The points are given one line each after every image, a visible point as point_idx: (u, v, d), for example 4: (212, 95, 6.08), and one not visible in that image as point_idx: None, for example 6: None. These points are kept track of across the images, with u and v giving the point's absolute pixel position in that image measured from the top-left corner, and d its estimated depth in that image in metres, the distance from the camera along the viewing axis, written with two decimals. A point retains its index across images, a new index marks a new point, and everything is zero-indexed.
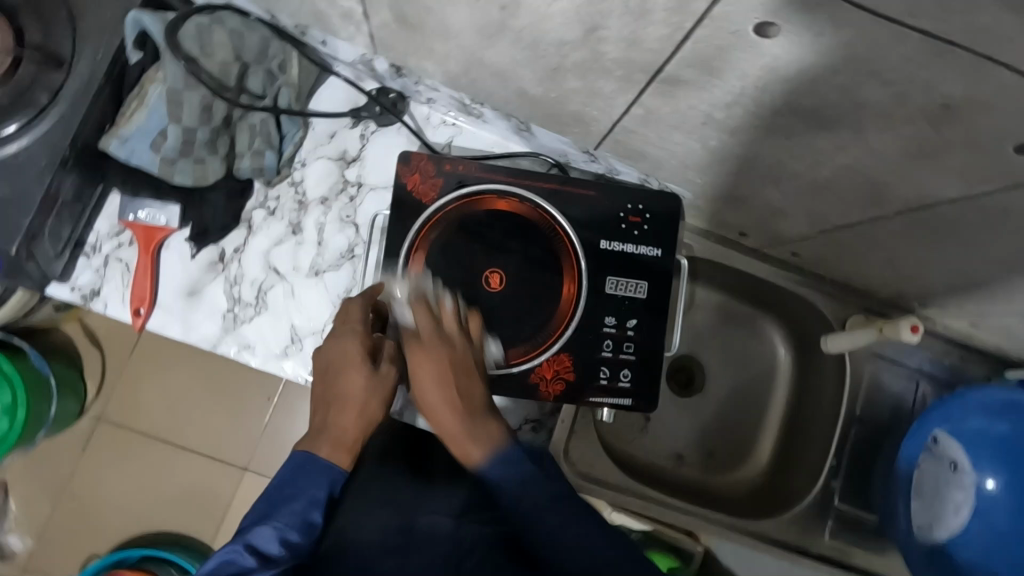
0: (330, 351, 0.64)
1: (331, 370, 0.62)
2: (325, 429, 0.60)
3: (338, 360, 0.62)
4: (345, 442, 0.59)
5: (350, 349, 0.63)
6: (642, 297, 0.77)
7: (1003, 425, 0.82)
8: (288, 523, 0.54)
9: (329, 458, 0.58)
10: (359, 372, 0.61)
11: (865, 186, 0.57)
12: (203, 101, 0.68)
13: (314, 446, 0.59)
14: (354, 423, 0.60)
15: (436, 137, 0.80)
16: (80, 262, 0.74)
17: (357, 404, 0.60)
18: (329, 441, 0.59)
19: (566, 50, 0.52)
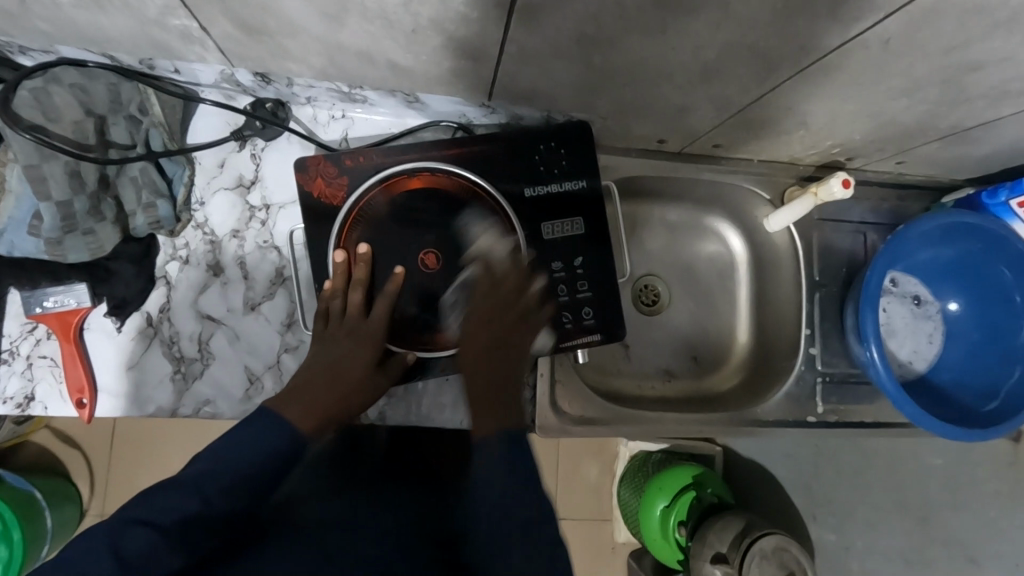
0: (339, 349, 0.68)
1: (329, 349, 0.68)
2: (304, 394, 0.64)
3: (350, 351, 0.68)
4: (314, 413, 0.63)
5: (364, 352, 0.68)
6: (581, 232, 0.76)
7: (951, 249, 0.84)
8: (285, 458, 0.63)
9: (296, 420, 0.61)
10: (364, 360, 0.68)
11: (754, 58, 0.56)
12: (69, 167, 0.62)
13: (283, 405, 0.62)
14: (333, 399, 0.65)
15: (330, 135, 0.77)
16: (2, 370, 0.70)
17: (347, 386, 0.66)
18: (303, 405, 0.63)
19: (415, 8, 0.49)
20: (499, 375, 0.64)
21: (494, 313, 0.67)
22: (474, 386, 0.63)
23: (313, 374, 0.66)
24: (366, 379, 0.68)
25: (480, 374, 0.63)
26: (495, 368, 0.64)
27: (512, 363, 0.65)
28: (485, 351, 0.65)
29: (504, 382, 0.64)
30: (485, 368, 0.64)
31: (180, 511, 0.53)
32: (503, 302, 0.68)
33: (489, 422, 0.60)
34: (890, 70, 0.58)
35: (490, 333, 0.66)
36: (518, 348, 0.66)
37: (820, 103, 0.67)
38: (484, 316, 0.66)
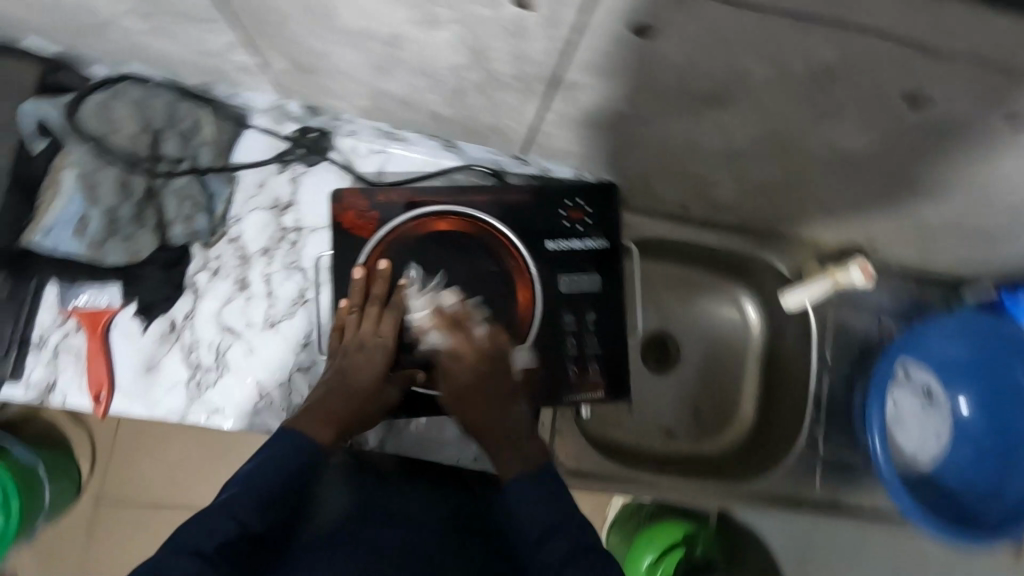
0: (350, 359, 0.69)
1: (345, 361, 0.69)
2: (320, 408, 0.66)
3: (360, 361, 0.69)
4: (332, 420, 0.65)
5: (376, 357, 0.69)
6: (597, 290, 0.77)
7: (965, 350, 0.84)
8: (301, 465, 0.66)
9: (313, 434, 0.64)
10: (377, 371, 0.69)
11: (783, 147, 0.57)
12: (120, 177, 0.68)
13: (301, 421, 0.64)
14: (350, 410, 0.66)
15: (366, 167, 0.78)
16: (29, 357, 0.73)
17: (362, 397, 0.67)
18: (319, 419, 0.65)
19: (461, 72, 0.52)
20: (502, 420, 0.66)
21: (471, 374, 0.68)
22: (486, 440, 0.66)
23: (327, 383, 0.68)
24: (382, 390, 0.69)
25: (488, 427, 0.66)
26: (500, 420, 0.66)
27: (507, 401, 0.68)
28: (483, 412, 0.67)
29: (512, 424, 0.66)
30: (489, 431, 0.66)
31: (221, 537, 0.56)
32: (474, 360, 0.69)
33: (513, 467, 0.63)
34: (916, 174, 0.58)
35: (473, 392, 0.67)
36: (501, 389, 0.68)
37: (846, 192, 0.68)
38: (461, 384, 0.68)
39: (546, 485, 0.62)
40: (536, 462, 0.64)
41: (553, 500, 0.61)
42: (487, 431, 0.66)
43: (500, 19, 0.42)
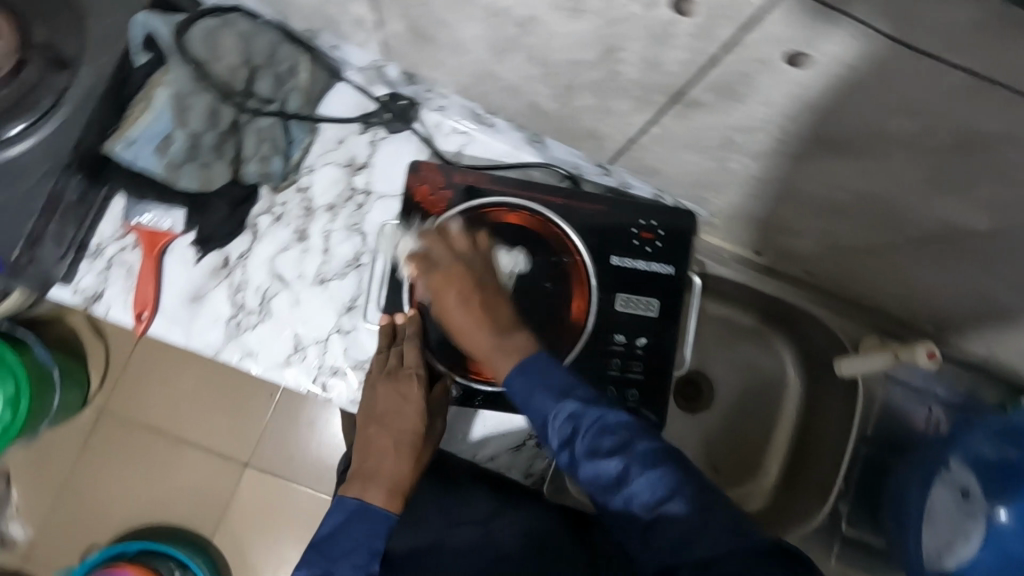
0: (385, 405, 0.66)
1: (383, 411, 0.66)
2: (378, 474, 0.63)
3: (395, 409, 0.65)
4: (395, 489, 0.63)
5: (408, 400, 0.66)
6: (653, 315, 0.75)
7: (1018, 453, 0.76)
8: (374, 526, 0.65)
9: (383, 504, 0.62)
10: (416, 417, 0.65)
11: (889, 214, 0.55)
12: (211, 105, 0.67)
13: (365, 493, 0.62)
14: (406, 467, 0.64)
15: (447, 145, 0.78)
16: (83, 264, 0.73)
17: (411, 445, 0.65)
18: (382, 487, 0.62)
19: (581, 69, 0.51)
20: (483, 318, 0.61)
21: (448, 276, 0.63)
22: (473, 345, 0.61)
23: (373, 438, 0.65)
24: (427, 434, 0.66)
25: (470, 330, 0.61)
26: (483, 318, 0.61)
27: (494, 305, 0.62)
28: (464, 312, 0.61)
29: (491, 321, 0.61)
30: (471, 324, 0.61)
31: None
32: (455, 262, 0.64)
33: (506, 366, 0.58)
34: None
35: (456, 297, 0.62)
36: (489, 296, 0.62)
37: (935, 272, 0.65)
38: (443, 285, 0.63)
39: (551, 398, 0.55)
40: (527, 359, 0.57)
41: (567, 417, 0.53)
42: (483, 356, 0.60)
43: (650, 21, 0.40)
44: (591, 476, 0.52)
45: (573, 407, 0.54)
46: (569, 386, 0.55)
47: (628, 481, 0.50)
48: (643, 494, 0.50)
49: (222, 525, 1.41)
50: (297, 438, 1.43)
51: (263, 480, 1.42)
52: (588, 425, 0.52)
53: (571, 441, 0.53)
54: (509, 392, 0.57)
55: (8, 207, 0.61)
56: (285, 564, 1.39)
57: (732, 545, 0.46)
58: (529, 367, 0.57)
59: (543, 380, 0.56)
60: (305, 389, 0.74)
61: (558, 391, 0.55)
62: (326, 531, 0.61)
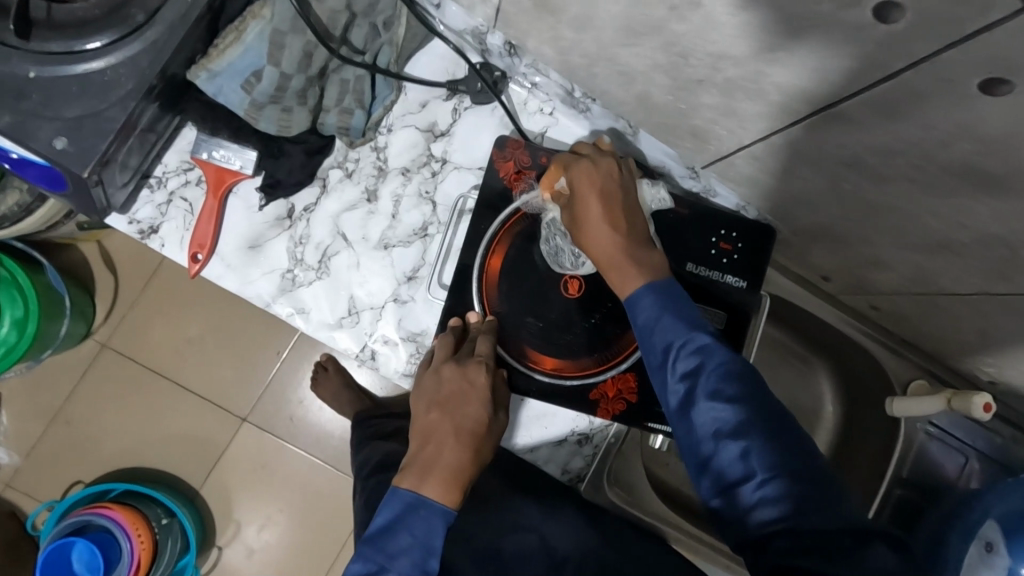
0: (449, 387, 0.65)
1: (447, 396, 0.64)
2: (436, 465, 0.60)
3: (459, 394, 0.64)
4: (454, 482, 0.59)
5: (474, 387, 0.65)
6: (720, 329, 0.72)
7: None
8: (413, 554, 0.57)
9: (441, 498, 0.59)
10: (481, 405, 0.64)
11: (1002, 259, 0.53)
12: (305, 48, 0.62)
13: (423, 484, 0.59)
14: (467, 456, 0.61)
15: (531, 124, 0.75)
16: (143, 193, 0.70)
17: (472, 437, 0.62)
18: (442, 479, 0.59)
19: (723, 65, 0.48)
20: (625, 228, 0.61)
21: (596, 183, 0.63)
22: (601, 248, 0.61)
23: (434, 423, 0.63)
24: (489, 427, 0.64)
25: (607, 233, 0.60)
26: (623, 227, 0.61)
27: (631, 216, 0.62)
28: (601, 211, 0.61)
29: (631, 232, 0.61)
30: (606, 227, 0.61)
31: None
32: (602, 170, 0.64)
33: (636, 279, 0.58)
34: None
35: (601, 200, 0.62)
36: (629, 208, 0.63)
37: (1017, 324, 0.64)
38: (586, 185, 0.63)
39: (681, 327, 0.54)
40: (658, 279, 0.58)
41: (696, 349, 0.53)
42: (606, 248, 0.60)
43: (834, 22, 0.38)
44: (705, 418, 0.50)
45: (706, 341, 0.53)
46: (701, 323, 0.55)
47: (746, 435, 0.49)
48: (760, 456, 0.48)
49: (214, 477, 1.38)
50: (301, 399, 1.39)
51: (263, 437, 1.39)
52: (717, 366, 0.52)
53: (694, 375, 0.52)
54: (634, 305, 0.57)
55: (83, 122, 0.57)
56: (272, 523, 1.38)
57: (844, 527, 0.44)
58: (663, 285, 0.57)
59: (676, 307, 0.56)
60: (356, 355, 0.72)
61: (689, 323, 0.54)
62: (382, 524, 0.58)
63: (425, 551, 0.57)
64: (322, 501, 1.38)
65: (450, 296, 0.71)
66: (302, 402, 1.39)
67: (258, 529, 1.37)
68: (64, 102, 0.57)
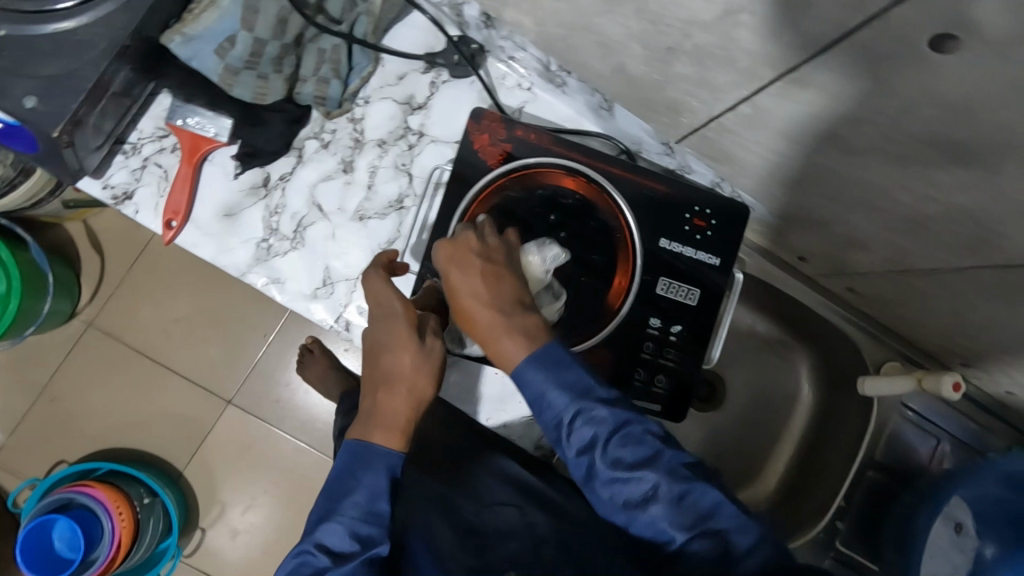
0: (376, 335, 0.62)
1: (379, 347, 0.61)
2: (374, 415, 0.60)
3: (385, 340, 0.61)
4: (393, 429, 0.59)
5: (399, 330, 0.61)
6: (692, 305, 0.73)
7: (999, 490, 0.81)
8: (355, 519, 0.59)
9: (383, 444, 0.59)
10: (410, 357, 0.60)
11: (970, 235, 0.53)
12: (280, 14, 0.63)
13: (367, 433, 0.60)
14: (403, 408, 0.59)
15: (508, 99, 0.75)
16: (117, 159, 0.70)
17: (400, 380, 0.59)
18: (384, 429, 0.59)
19: (692, 31, 0.49)
20: (496, 304, 0.59)
21: (463, 270, 0.61)
22: (476, 328, 0.59)
23: (368, 370, 0.62)
24: (419, 361, 0.60)
25: (479, 315, 0.59)
26: (493, 301, 0.59)
27: (498, 280, 0.60)
28: (473, 290, 0.59)
29: (503, 304, 0.59)
30: (478, 314, 0.59)
31: (328, 543, 0.58)
32: (473, 245, 0.62)
33: (517, 355, 0.58)
34: None
35: (470, 285, 0.60)
36: (497, 272, 0.61)
37: (987, 305, 0.64)
38: (457, 270, 0.60)
39: (568, 401, 0.58)
40: (537, 349, 0.58)
41: (587, 422, 0.57)
42: (483, 329, 0.59)
43: None
44: (610, 488, 0.57)
45: (594, 410, 0.57)
46: (588, 389, 0.58)
47: (655, 496, 0.55)
48: (672, 512, 0.55)
49: (197, 457, 1.38)
50: (285, 381, 1.39)
51: (247, 419, 1.39)
52: (610, 435, 0.57)
53: (590, 449, 0.57)
54: (521, 387, 0.59)
55: (53, 82, 0.57)
56: (257, 504, 1.38)
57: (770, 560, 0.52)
58: (541, 359, 0.58)
59: (559, 378, 0.58)
60: (329, 325, 0.72)
61: (575, 394, 0.58)
62: (335, 475, 0.61)
63: (370, 494, 0.59)
64: (305, 484, 1.38)
65: (423, 267, 0.71)
66: (287, 384, 1.39)
67: (242, 510, 1.37)
68: (36, 62, 0.57)
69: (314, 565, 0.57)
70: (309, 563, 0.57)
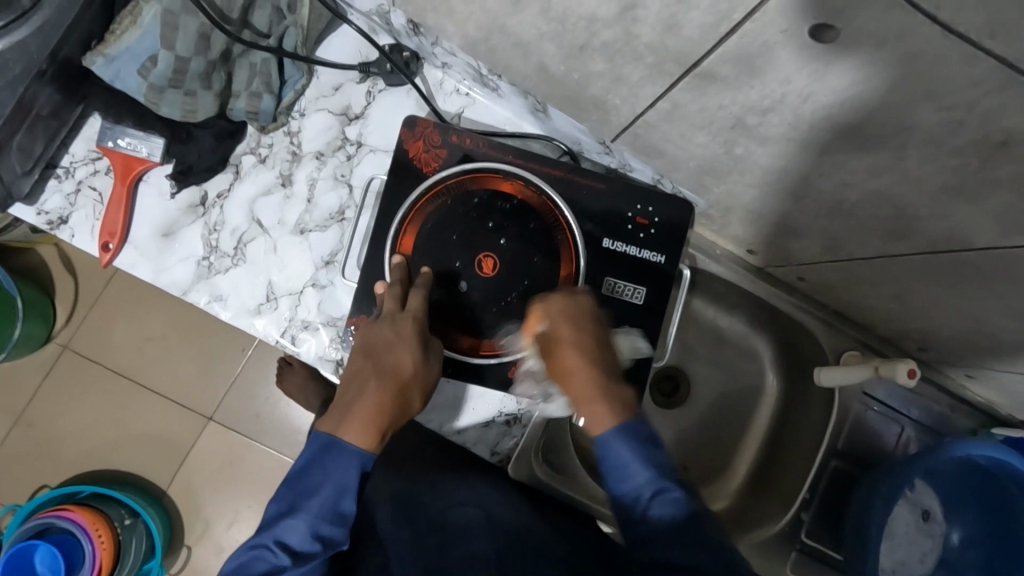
0: (378, 335, 0.63)
1: (378, 346, 0.62)
2: (352, 410, 0.58)
3: (387, 341, 0.62)
4: (370, 426, 0.58)
5: (403, 336, 0.63)
6: (639, 303, 0.72)
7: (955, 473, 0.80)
8: (320, 516, 0.57)
9: (356, 440, 0.57)
10: (410, 354, 0.62)
11: (892, 219, 0.53)
12: (201, 30, 0.61)
13: (339, 428, 0.58)
14: (388, 402, 0.59)
15: (446, 105, 0.75)
16: (50, 183, 0.70)
17: (392, 379, 0.60)
18: (359, 424, 0.58)
19: (596, 28, 0.48)
20: (601, 366, 0.58)
21: (578, 324, 0.60)
22: (572, 381, 0.57)
23: (358, 367, 0.62)
24: (411, 372, 0.61)
25: (578, 368, 0.57)
26: (596, 362, 0.58)
27: (602, 346, 0.60)
28: (579, 346, 0.59)
29: (606, 370, 0.58)
30: (579, 369, 0.57)
31: (288, 539, 0.56)
32: (584, 305, 0.62)
33: (607, 420, 0.55)
34: None
35: (583, 341, 0.59)
36: (602, 336, 0.60)
37: (926, 289, 0.63)
38: (568, 323, 0.60)
39: (651, 476, 0.53)
40: (627, 421, 0.55)
41: (665, 503, 0.53)
42: (579, 386, 0.57)
43: None
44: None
45: (674, 492, 0.53)
46: (670, 468, 0.55)
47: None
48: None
49: (178, 476, 1.37)
50: (262, 394, 1.39)
51: (225, 435, 1.38)
52: (688, 524, 0.51)
53: (665, 536, 0.51)
54: (602, 449, 0.55)
55: None
56: (242, 518, 1.36)
57: None
58: (633, 428, 0.55)
59: (645, 451, 0.54)
60: (272, 340, 0.71)
61: (659, 471, 0.54)
62: (301, 465, 0.59)
63: (338, 492, 0.57)
64: None
65: (363, 277, 0.70)
66: (265, 398, 1.39)
67: (227, 527, 1.36)
68: None
69: (273, 562, 0.55)
70: (267, 559, 0.55)
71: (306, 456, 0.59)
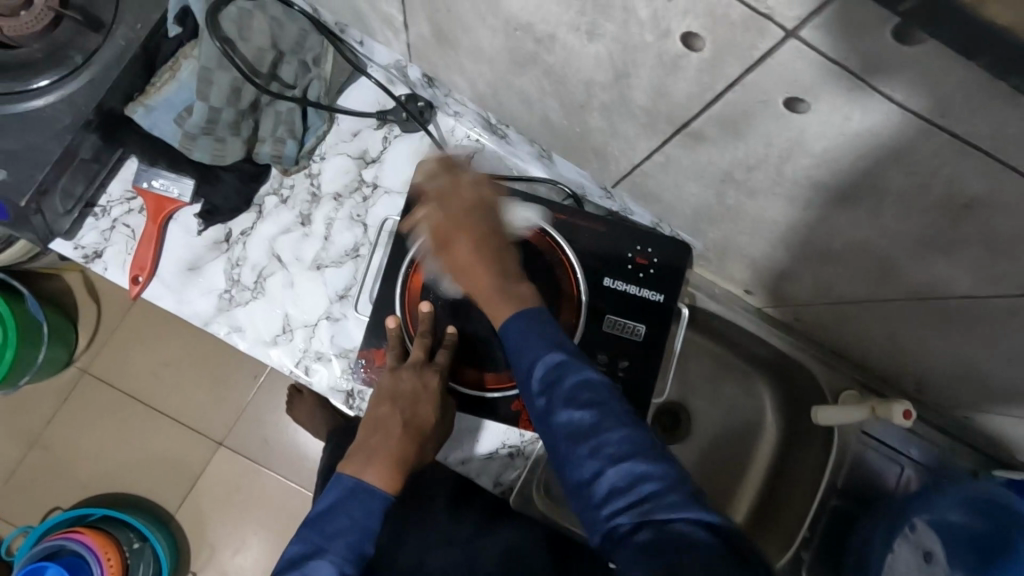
0: (403, 385, 0.67)
1: (404, 398, 0.66)
2: (378, 455, 0.61)
3: (413, 393, 0.66)
4: (394, 470, 0.60)
5: (427, 392, 0.67)
6: (639, 341, 0.74)
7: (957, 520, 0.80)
8: (344, 557, 0.56)
9: (380, 484, 0.59)
10: (432, 409, 0.66)
11: (876, 267, 0.56)
12: (233, 83, 0.68)
13: (364, 470, 0.60)
14: (411, 451, 0.62)
15: (457, 151, 0.79)
16: (87, 221, 0.76)
17: (416, 430, 0.64)
18: (383, 466, 0.60)
19: (594, 90, 0.53)
20: (492, 261, 0.60)
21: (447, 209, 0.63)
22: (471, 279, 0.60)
23: (383, 415, 0.65)
24: (433, 426, 0.66)
25: (475, 271, 0.59)
26: (490, 264, 0.59)
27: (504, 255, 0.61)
28: (464, 247, 0.61)
29: (502, 269, 0.60)
30: (476, 265, 0.59)
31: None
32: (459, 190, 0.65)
33: (505, 310, 0.56)
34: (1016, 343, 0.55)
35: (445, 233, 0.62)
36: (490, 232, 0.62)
37: (916, 332, 0.66)
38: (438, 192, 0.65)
39: (541, 343, 0.54)
40: (525, 310, 0.56)
41: (557, 367, 0.52)
42: (477, 288, 0.59)
43: (659, 50, 0.43)
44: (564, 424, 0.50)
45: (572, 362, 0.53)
46: (561, 342, 0.54)
47: (597, 433, 0.49)
48: (613, 450, 0.48)
49: (187, 501, 1.39)
50: (272, 420, 1.42)
51: (235, 461, 1.40)
52: (573, 378, 0.51)
53: (551, 386, 0.52)
54: (504, 334, 0.56)
55: (22, 155, 0.63)
56: (248, 545, 1.38)
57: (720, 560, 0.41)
58: (525, 316, 0.56)
59: (537, 331, 0.55)
60: (287, 370, 0.74)
61: (550, 340, 0.54)
62: (322, 508, 0.59)
63: (362, 533, 0.57)
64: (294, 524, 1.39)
65: (375, 312, 0.74)
66: (275, 425, 1.41)
67: (233, 553, 1.37)
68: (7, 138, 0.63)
69: None
70: None
71: (327, 500, 0.59)
